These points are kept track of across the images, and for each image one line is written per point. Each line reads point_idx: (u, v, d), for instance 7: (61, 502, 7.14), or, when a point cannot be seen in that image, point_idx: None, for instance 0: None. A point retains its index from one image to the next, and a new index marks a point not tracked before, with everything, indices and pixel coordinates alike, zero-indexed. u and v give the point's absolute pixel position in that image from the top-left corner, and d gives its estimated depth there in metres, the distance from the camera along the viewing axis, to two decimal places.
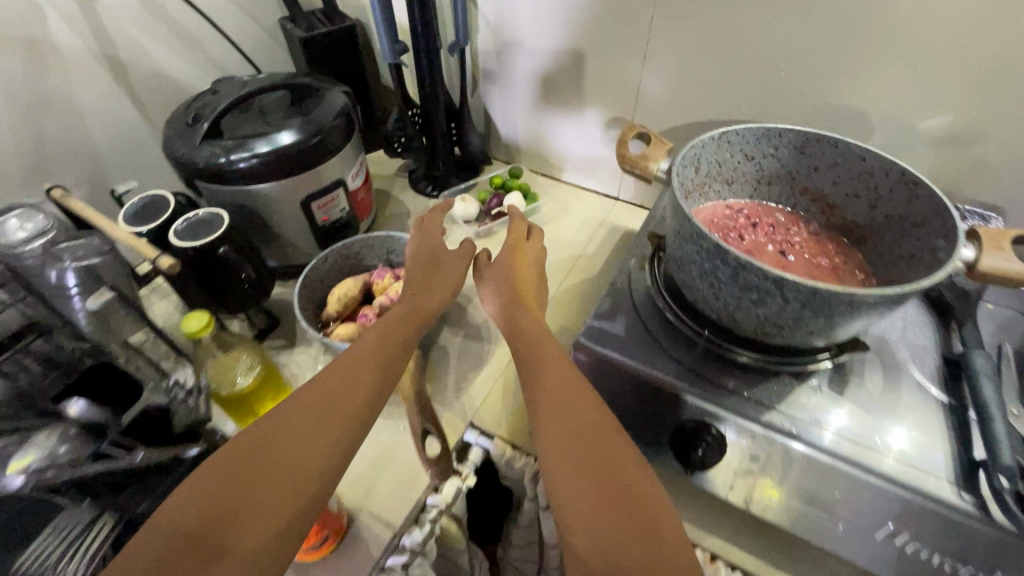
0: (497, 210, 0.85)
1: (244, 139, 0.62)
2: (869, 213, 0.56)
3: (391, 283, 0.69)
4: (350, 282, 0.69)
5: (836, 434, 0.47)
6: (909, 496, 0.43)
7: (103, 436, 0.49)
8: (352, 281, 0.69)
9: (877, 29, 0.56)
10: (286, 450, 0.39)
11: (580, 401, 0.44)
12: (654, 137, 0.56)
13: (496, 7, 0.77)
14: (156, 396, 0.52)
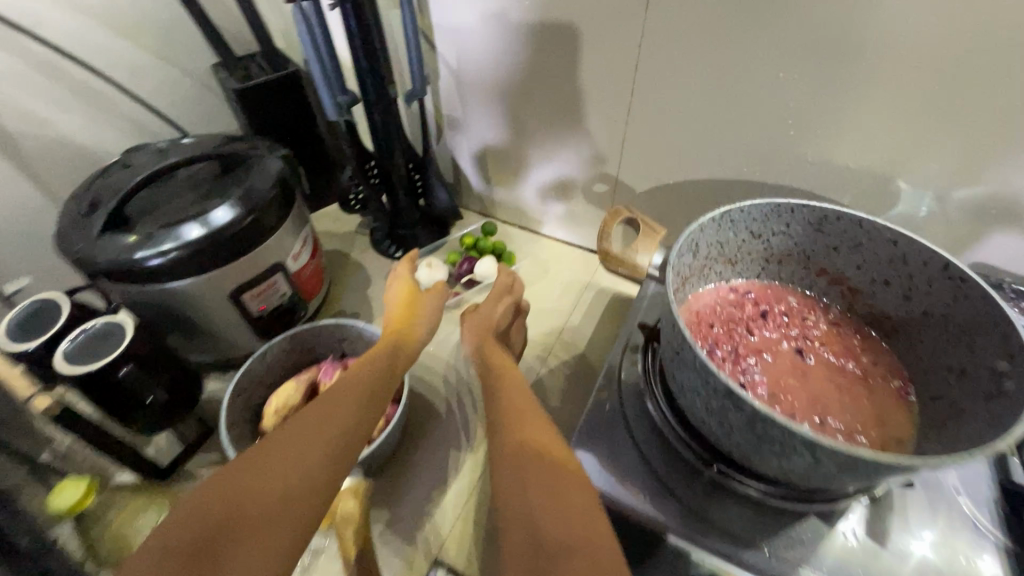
0: (469, 278, 0.75)
1: (155, 231, 0.52)
2: (904, 305, 0.47)
3: None
4: (291, 385, 0.59)
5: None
6: None
7: None
8: (294, 385, 0.59)
9: (904, 88, 0.47)
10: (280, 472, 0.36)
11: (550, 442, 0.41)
12: (644, 223, 0.46)
13: (457, 51, 0.67)
14: None
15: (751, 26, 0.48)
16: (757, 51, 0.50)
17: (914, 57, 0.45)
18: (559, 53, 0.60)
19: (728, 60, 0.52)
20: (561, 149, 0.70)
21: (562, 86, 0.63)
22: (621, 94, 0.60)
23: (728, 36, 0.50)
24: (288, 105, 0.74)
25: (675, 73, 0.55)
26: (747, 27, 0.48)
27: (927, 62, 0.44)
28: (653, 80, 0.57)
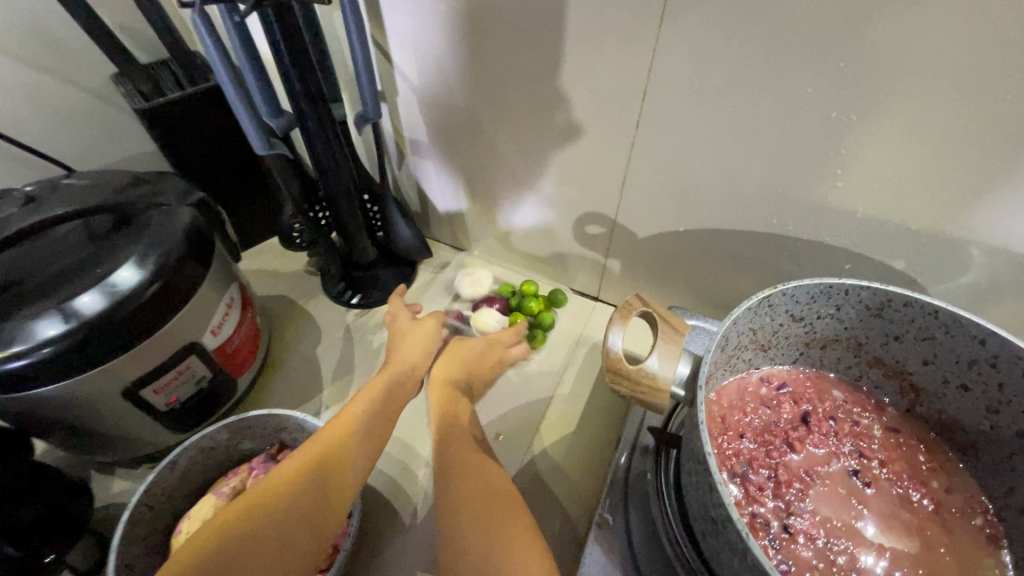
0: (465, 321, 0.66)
1: (8, 320, 0.39)
2: (988, 420, 0.37)
3: None
4: (209, 500, 0.47)
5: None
6: None
7: None
8: (213, 501, 0.46)
9: (998, 144, 0.36)
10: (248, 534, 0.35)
11: (510, 508, 0.39)
12: (663, 323, 0.34)
13: (417, 65, 0.54)
14: None
15: (801, 57, 0.37)
16: (804, 88, 0.38)
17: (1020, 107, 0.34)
18: (544, 76, 0.48)
19: (764, 97, 0.40)
20: (547, 185, 0.58)
21: (548, 115, 0.51)
22: (622, 130, 0.48)
23: (769, 66, 0.38)
24: (211, 128, 0.60)
25: (693, 109, 0.43)
26: (796, 57, 0.37)
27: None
28: (665, 115, 0.45)
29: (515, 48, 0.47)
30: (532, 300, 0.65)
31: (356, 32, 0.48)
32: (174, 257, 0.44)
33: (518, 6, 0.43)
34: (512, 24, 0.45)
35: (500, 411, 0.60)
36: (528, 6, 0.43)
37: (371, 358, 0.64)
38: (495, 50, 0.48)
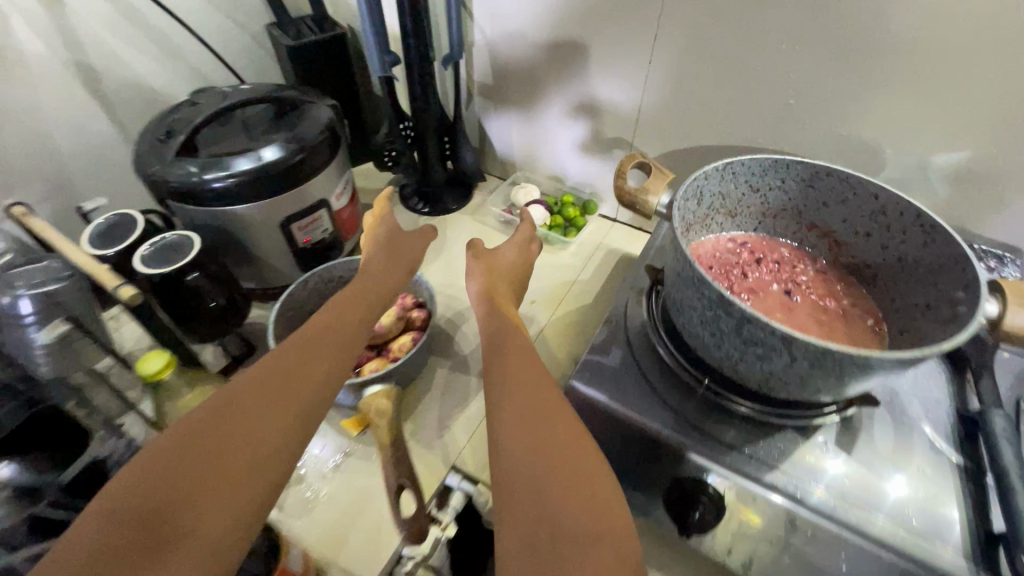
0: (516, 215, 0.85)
1: (220, 158, 0.58)
2: (882, 253, 0.52)
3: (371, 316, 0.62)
4: None
5: (849, 496, 0.44)
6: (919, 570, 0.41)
7: (38, 499, 0.43)
8: None
9: (904, 55, 0.52)
10: (236, 425, 0.38)
11: (552, 408, 0.41)
12: (655, 167, 0.51)
13: (492, 20, 0.74)
14: (100, 448, 0.48)
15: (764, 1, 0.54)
16: (773, 16, 0.55)
17: (914, 25, 0.50)
18: (588, 18, 0.66)
19: (746, 26, 0.57)
20: (583, 114, 0.76)
21: (589, 49, 0.69)
22: (642, 66, 0.66)
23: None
24: (334, 61, 0.80)
25: (696, 38, 0.60)
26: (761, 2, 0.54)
27: (927, 30, 0.50)
28: (676, 44, 0.62)
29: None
30: (570, 207, 0.82)
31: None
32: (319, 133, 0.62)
33: None
34: None
35: (535, 287, 0.76)
36: None
37: (437, 248, 0.82)
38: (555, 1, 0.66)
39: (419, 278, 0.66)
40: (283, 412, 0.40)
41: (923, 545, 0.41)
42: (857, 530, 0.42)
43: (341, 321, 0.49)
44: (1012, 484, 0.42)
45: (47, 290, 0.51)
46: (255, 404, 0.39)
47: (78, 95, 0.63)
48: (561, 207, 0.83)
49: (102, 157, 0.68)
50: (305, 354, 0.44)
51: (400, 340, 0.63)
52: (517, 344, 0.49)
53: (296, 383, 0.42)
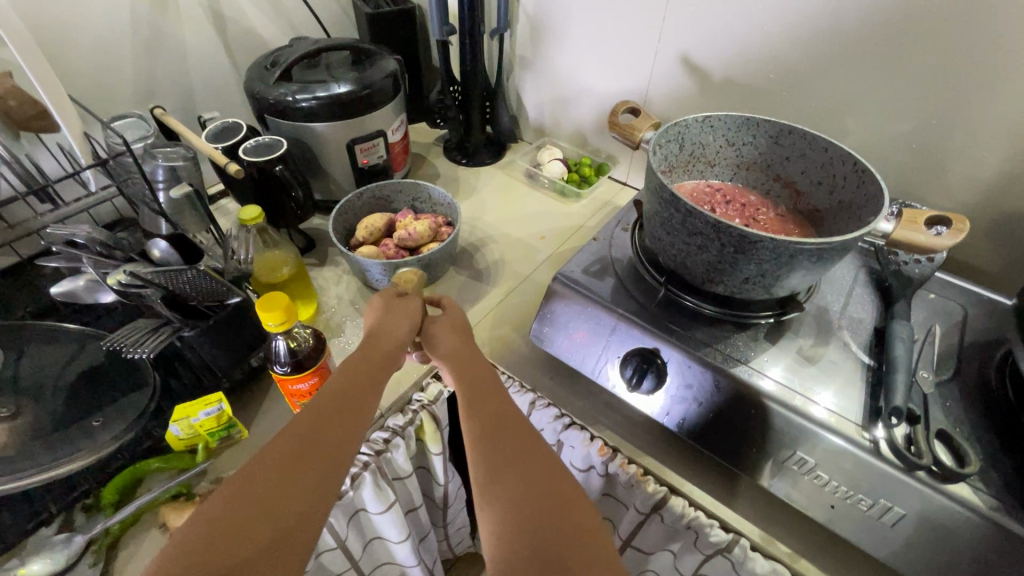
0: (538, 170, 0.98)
1: (307, 84, 0.75)
2: (829, 199, 0.63)
3: (410, 221, 0.77)
4: (377, 215, 0.79)
5: (829, 408, 0.52)
6: (817, 429, 0.50)
7: None
8: (379, 215, 0.78)
9: (862, 34, 0.63)
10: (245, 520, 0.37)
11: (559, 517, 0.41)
12: (644, 111, 0.65)
13: (535, 0, 0.89)
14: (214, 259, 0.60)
15: None
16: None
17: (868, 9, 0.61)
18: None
19: (738, 7, 0.69)
20: (603, 85, 0.90)
21: (612, 27, 0.83)
22: (653, 43, 0.80)
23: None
24: (403, 30, 0.97)
25: (699, 17, 0.73)
26: None
27: (879, 12, 0.61)
28: (681, 24, 0.75)
29: None
30: (585, 166, 0.95)
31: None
32: (384, 74, 0.77)
33: None
34: None
35: (547, 227, 0.90)
36: None
37: (469, 191, 0.97)
38: None
39: (451, 202, 0.80)
40: (291, 508, 0.38)
41: (821, 411, 0.51)
42: (779, 402, 0.52)
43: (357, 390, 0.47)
44: (897, 368, 0.52)
45: (174, 165, 0.68)
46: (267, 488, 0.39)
47: (210, 30, 0.82)
48: (578, 166, 0.97)
49: (219, 83, 0.86)
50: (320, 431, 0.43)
51: (428, 246, 0.77)
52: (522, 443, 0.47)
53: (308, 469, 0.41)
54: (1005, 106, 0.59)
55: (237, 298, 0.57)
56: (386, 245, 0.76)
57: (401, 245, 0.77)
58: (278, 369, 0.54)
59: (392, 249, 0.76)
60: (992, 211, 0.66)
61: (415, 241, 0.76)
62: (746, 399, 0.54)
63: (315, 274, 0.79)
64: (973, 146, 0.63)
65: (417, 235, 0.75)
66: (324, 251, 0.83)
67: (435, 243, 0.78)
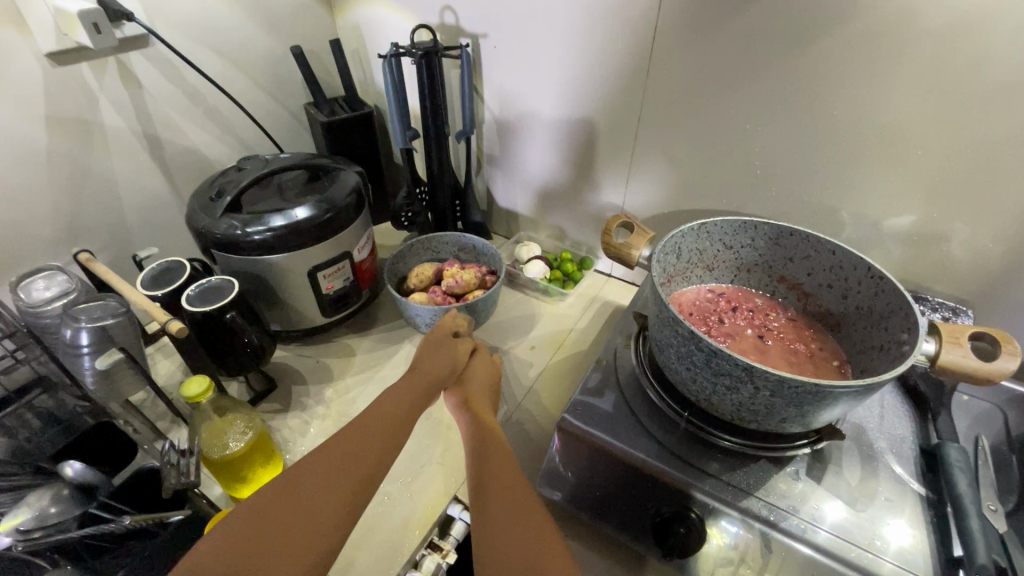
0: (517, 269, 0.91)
1: (260, 214, 0.67)
2: (843, 302, 0.59)
3: (458, 270, 0.82)
4: (423, 267, 0.83)
5: (827, 529, 0.47)
6: None
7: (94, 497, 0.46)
8: (425, 266, 0.83)
9: (848, 128, 0.61)
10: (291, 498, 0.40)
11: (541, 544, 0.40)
12: (639, 226, 0.59)
13: (500, 100, 0.85)
14: (150, 458, 0.54)
15: (733, 88, 0.65)
16: (737, 97, 0.65)
17: (852, 107, 0.60)
18: (583, 98, 0.77)
19: (716, 107, 0.67)
20: (580, 179, 0.86)
21: (584, 123, 0.80)
22: (628, 140, 0.77)
23: (717, 86, 0.66)
24: (361, 136, 0.91)
25: (677, 116, 0.71)
26: (727, 88, 0.65)
27: (861, 110, 0.60)
28: (659, 121, 0.73)
29: (568, 81, 0.77)
30: (567, 263, 0.90)
31: (468, 68, 0.80)
32: (347, 194, 0.70)
33: (572, 64, 0.75)
34: (569, 70, 0.76)
35: (535, 334, 0.82)
36: (578, 63, 0.74)
37: None
38: (559, 83, 0.78)
39: (490, 251, 0.84)
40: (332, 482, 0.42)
41: (891, 569, 0.44)
42: (784, 531, 0.47)
43: (396, 416, 0.50)
44: (967, 510, 0.46)
45: (103, 325, 0.57)
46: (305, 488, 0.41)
47: (145, 158, 0.74)
48: (560, 262, 0.91)
49: (157, 211, 0.77)
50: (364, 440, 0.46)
51: (473, 294, 0.80)
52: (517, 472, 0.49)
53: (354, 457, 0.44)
54: (1008, 195, 0.57)
55: (180, 515, 0.50)
56: (434, 292, 0.79)
57: (449, 292, 0.80)
58: None
59: (440, 295, 0.79)
60: (1005, 298, 0.63)
61: (462, 288, 0.80)
62: (806, 559, 0.46)
63: (277, 424, 0.68)
64: (977, 235, 0.61)
65: (464, 282, 0.80)
66: (288, 393, 0.72)
67: (481, 292, 0.81)
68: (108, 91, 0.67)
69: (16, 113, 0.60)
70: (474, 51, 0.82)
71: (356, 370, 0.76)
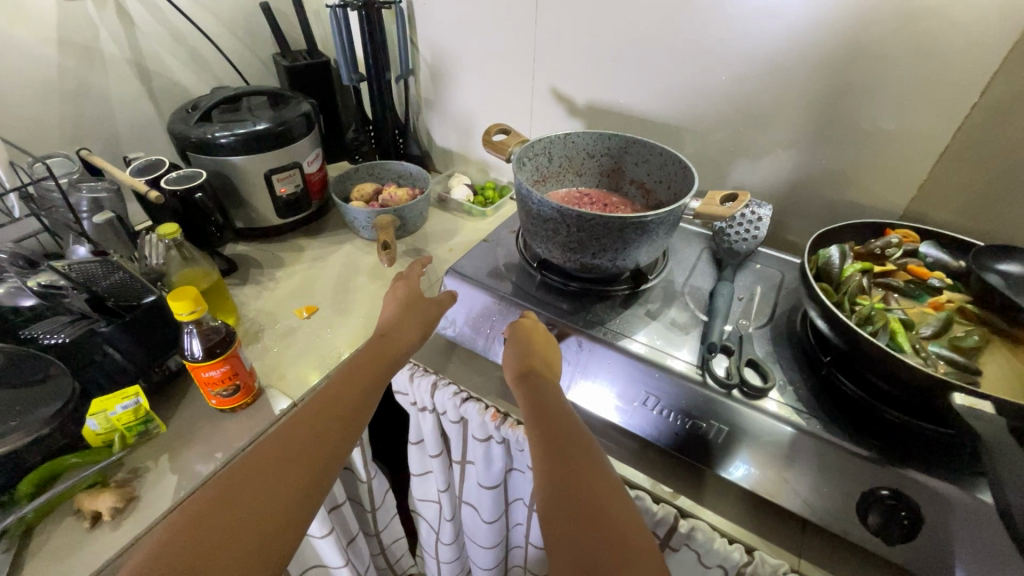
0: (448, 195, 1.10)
1: (226, 124, 0.84)
2: (669, 192, 0.77)
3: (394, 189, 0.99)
4: (366, 186, 1.00)
5: (678, 360, 0.63)
6: (671, 377, 0.61)
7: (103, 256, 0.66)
8: (368, 186, 1.00)
9: (679, 62, 0.80)
10: (250, 497, 0.45)
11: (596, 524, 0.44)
12: (515, 132, 0.79)
13: (432, 50, 1.04)
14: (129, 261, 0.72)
15: (598, 32, 0.84)
16: (601, 40, 0.85)
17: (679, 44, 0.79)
18: (494, 45, 0.95)
19: (589, 48, 0.86)
20: (497, 117, 1.04)
21: (497, 66, 0.98)
22: (529, 80, 0.96)
23: (587, 30, 0.85)
24: (318, 80, 1.09)
25: (564, 56, 0.89)
26: (594, 32, 0.84)
27: (688, 45, 0.78)
28: (550, 63, 0.92)
29: (482, 31, 0.95)
30: (488, 189, 1.08)
31: (401, 20, 0.98)
32: (297, 113, 0.87)
33: (483, 15, 0.93)
34: (482, 20, 0.94)
35: (455, 240, 1.00)
36: (488, 14, 0.92)
37: None
38: (475, 32, 0.96)
39: (421, 176, 1.02)
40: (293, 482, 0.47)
41: (664, 357, 0.63)
42: (635, 355, 0.63)
43: (346, 405, 0.54)
44: (717, 318, 0.66)
45: (98, 196, 0.75)
46: (250, 497, 0.45)
47: (136, 84, 0.91)
48: (483, 189, 1.09)
49: (145, 129, 0.95)
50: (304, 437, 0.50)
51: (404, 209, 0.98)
52: (562, 426, 0.53)
53: (312, 454, 0.49)
54: (788, 110, 0.76)
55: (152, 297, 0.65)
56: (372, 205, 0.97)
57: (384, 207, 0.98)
58: (189, 357, 0.61)
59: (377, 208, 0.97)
60: (801, 194, 0.82)
61: (395, 204, 0.97)
62: (608, 351, 0.65)
63: (236, 292, 0.86)
64: (776, 144, 0.80)
65: (397, 199, 0.97)
66: (246, 272, 0.90)
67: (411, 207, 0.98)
68: (106, 25, 0.84)
69: (36, 33, 0.77)
70: (409, 8, 1.01)
71: (303, 260, 0.94)
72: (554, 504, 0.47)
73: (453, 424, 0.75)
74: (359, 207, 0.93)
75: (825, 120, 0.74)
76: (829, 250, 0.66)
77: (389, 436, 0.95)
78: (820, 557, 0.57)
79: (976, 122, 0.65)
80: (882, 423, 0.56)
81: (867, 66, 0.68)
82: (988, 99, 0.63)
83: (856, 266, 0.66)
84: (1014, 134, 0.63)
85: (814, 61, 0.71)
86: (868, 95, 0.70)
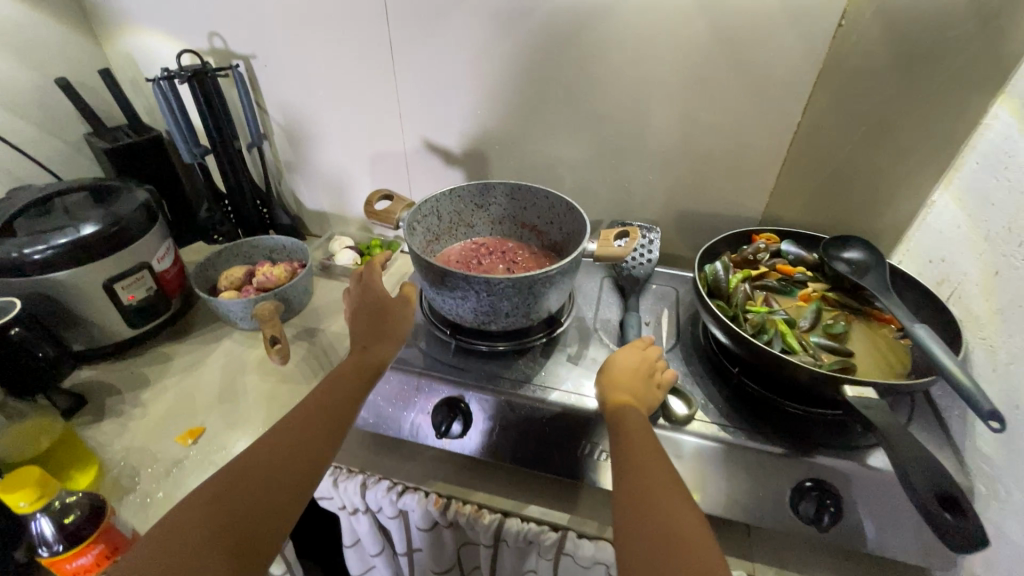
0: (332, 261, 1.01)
1: (39, 235, 0.69)
2: (561, 232, 0.78)
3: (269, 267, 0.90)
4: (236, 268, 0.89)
5: None
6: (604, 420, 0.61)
7: None
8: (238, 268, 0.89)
9: (545, 105, 0.83)
10: (235, 506, 0.44)
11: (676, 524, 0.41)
12: (399, 196, 0.75)
13: (283, 112, 0.95)
14: None
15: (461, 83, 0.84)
16: (465, 90, 0.84)
17: (542, 89, 0.81)
18: (354, 102, 0.90)
19: (456, 97, 0.85)
20: (371, 173, 0.99)
21: (361, 123, 0.93)
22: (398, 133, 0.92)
23: (450, 80, 0.84)
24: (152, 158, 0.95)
25: (430, 108, 0.88)
26: (457, 83, 0.84)
27: (551, 89, 0.81)
28: (418, 115, 0.89)
29: (337, 89, 0.90)
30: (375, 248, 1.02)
31: (241, 85, 0.89)
32: (134, 206, 0.74)
33: (337, 73, 0.88)
34: (336, 78, 0.88)
35: None
36: (341, 71, 0.87)
37: None
38: (330, 90, 0.90)
39: (298, 245, 0.92)
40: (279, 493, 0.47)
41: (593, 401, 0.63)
42: (564, 405, 0.63)
43: (336, 417, 0.54)
44: None
45: None
46: (239, 502, 0.45)
47: None
48: (370, 249, 1.03)
49: None
50: (283, 455, 0.49)
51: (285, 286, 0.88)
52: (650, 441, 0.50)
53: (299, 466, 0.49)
54: (652, 139, 0.82)
55: None
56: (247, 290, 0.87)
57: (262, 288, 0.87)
58: (46, 552, 0.49)
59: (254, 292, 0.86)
60: (675, 211, 0.89)
61: (274, 283, 0.87)
62: (537, 408, 0.63)
63: (91, 432, 0.71)
64: (645, 170, 0.86)
65: (275, 277, 0.87)
66: (102, 404, 0.75)
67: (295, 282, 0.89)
68: None
69: None
70: (248, 71, 0.92)
71: (173, 372, 0.80)
72: (639, 508, 0.43)
73: (392, 519, 0.69)
74: (232, 298, 0.82)
75: (683, 145, 0.81)
76: (714, 264, 0.73)
77: (319, 541, 0.85)
78: (767, 552, 0.61)
79: (803, 136, 0.75)
80: (789, 419, 0.62)
81: (709, 97, 0.76)
82: (809, 116, 0.73)
83: (738, 276, 0.73)
84: (830, 143, 0.74)
85: (665, 96, 0.77)
86: (714, 121, 0.78)
